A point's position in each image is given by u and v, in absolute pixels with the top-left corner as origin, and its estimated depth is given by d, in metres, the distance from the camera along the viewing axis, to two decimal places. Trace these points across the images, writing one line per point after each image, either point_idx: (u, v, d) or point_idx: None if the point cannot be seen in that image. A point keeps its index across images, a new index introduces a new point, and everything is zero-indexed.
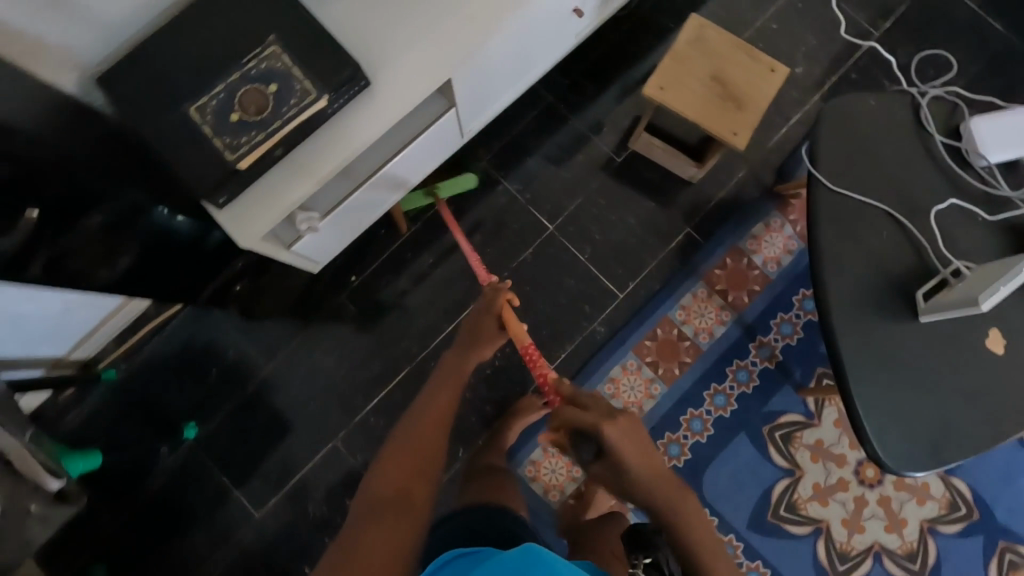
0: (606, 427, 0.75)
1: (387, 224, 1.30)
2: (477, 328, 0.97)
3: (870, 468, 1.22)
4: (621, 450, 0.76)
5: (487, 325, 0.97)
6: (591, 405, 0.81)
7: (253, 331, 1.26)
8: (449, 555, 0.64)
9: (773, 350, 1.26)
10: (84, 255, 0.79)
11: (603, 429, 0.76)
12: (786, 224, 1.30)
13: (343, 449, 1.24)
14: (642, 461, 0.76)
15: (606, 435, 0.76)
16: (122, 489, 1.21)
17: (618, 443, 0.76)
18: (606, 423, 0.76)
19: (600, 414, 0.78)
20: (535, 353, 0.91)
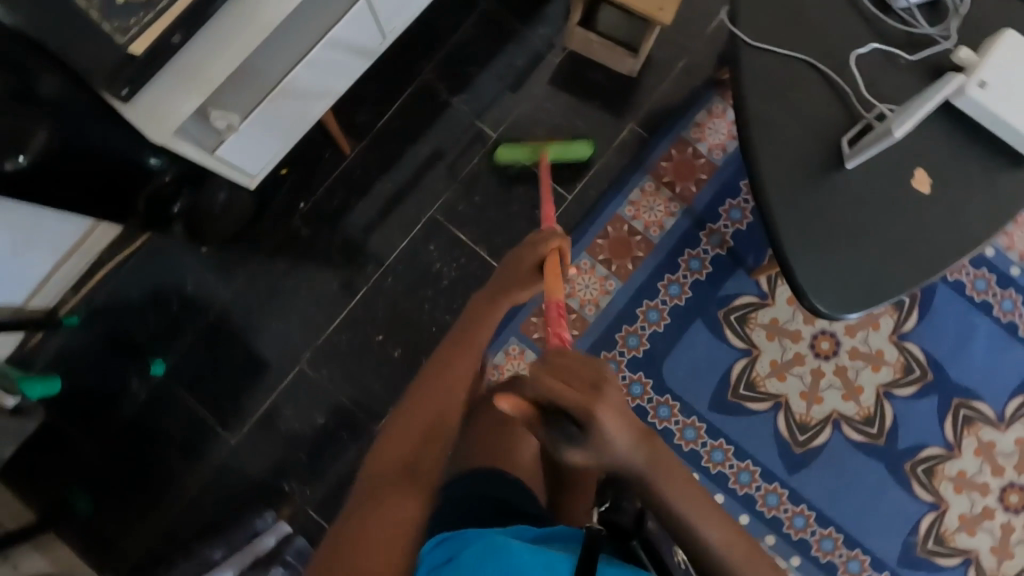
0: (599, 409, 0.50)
1: (332, 146, 1.29)
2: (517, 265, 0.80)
3: (825, 341, 1.25)
4: (614, 438, 0.52)
5: (526, 264, 0.79)
6: (570, 365, 0.52)
7: (208, 266, 1.27)
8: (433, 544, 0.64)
9: (724, 237, 1.27)
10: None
11: (595, 414, 0.50)
12: (728, 108, 1.29)
13: (309, 371, 1.26)
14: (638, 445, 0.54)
15: (598, 421, 0.50)
16: (99, 426, 1.24)
17: (613, 430, 0.51)
18: (599, 403, 0.50)
19: (591, 393, 0.50)
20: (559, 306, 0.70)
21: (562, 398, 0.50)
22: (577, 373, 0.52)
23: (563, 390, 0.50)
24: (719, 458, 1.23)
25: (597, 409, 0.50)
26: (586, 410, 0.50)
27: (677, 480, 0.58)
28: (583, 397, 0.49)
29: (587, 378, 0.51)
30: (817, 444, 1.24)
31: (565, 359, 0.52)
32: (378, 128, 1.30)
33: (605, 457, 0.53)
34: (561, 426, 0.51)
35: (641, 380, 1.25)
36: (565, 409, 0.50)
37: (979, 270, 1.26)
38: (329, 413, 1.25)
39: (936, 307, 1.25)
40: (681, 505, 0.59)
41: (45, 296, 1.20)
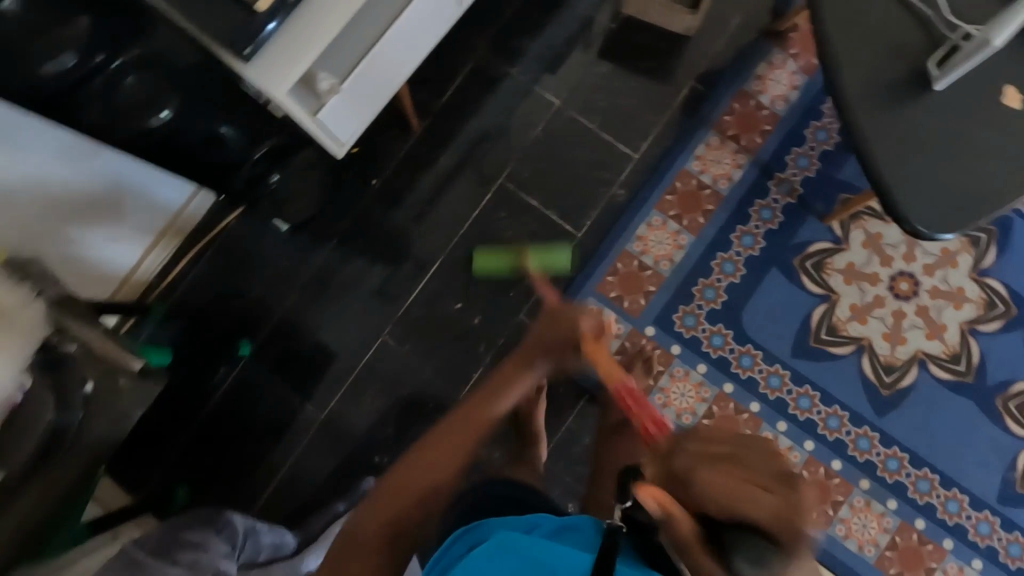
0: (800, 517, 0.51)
1: (398, 123, 1.32)
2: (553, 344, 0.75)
3: (904, 282, 1.25)
4: (801, 563, 0.50)
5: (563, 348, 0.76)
6: (753, 477, 0.55)
7: (289, 246, 1.31)
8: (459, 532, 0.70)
9: (793, 185, 1.28)
10: (133, 100, 0.84)
11: (786, 522, 0.51)
12: (788, 59, 1.30)
13: (392, 342, 1.28)
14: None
15: (794, 543, 0.50)
16: (192, 409, 1.27)
17: (800, 550, 0.50)
18: (800, 512, 0.51)
19: (780, 506, 0.52)
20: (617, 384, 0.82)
21: (756, 509, 0.52)
22: (756, 478, 0.55)
23: (754, 501, 0.53)
24: (806, 405, 1.24)
25: (789, 518, 0.51)
26: (781, 516, 0.51)
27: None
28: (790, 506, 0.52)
29: (766, 486, 0.54)
30: (905, 385, 1.23)
31: (744, 465, 0.57)
32: (444, 102, 1.33)
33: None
34: (743, 542, 0.52)
35: (720, 331, 1.25)
36: (749, 516, 0.52)
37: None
38: (413, 385, 1.27)
39: (1014, 241, 1.25)
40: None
41: (130, 291, 1.25)
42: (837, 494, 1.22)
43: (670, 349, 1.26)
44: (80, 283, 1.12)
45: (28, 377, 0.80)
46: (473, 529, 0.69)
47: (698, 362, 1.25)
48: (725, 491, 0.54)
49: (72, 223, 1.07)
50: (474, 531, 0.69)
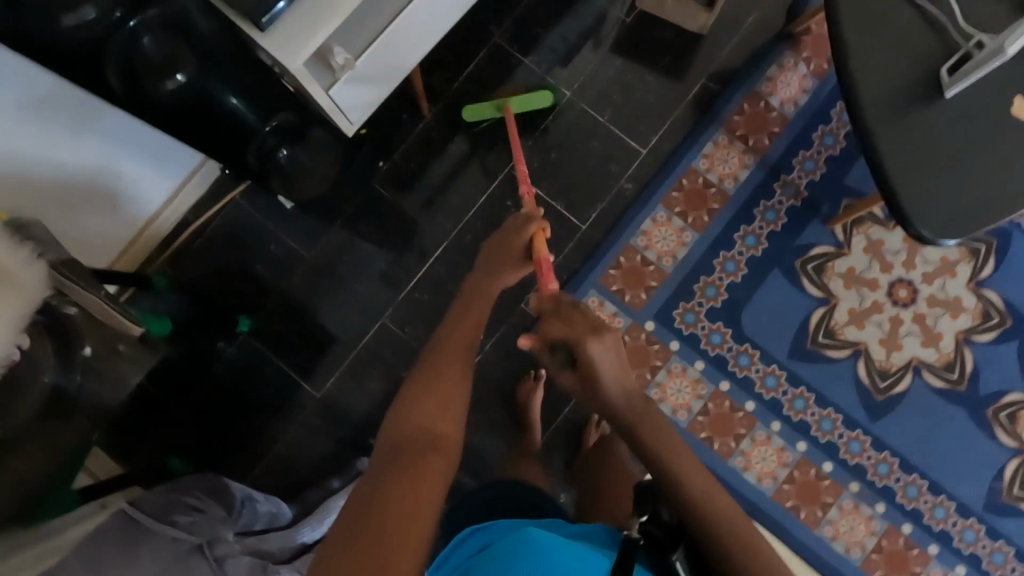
0: (591, 344, 0.70)
1: (408, 107, 1.31)
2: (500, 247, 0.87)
3: (903, 289, 1.26)
4: (600, 369, 0.70)
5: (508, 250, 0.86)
6: (575, 320, 0.73)
7: (292, 224, 1.30)
8: (469, 532, 0.72)
9: (798, 188, 1.28)
10: (154, 64, 0.83)
11: (583, 345, 0.70)
12: (800, 62, 1.31)
13: (392, 326, 1.28)
14: (621, 386, 0.71)
15: (593, 356, 0.70)
16: (188, 383, 1.26)
17: (597, 361, 0.70)
18: (591, 339, 0.70)
19: (577, 330, 0.72)
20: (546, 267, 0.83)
21: (566, 335, 0.72)
22: (581, 325, 0.72)
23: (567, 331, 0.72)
24: (801, 406, 1.24)
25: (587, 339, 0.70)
26: (580, 341, 0.70)
27: (654, 424, 0.71)
28: (583, 333, 0.71)
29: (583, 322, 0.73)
30: (899, 391, 1.24)
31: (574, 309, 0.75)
32: (455, 88, 1.33)
33: (594, 387, 0.71)
34: (560, 353, 0.73)
35: (720, 329, 1.26)
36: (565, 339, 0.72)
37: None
38: (412, 368, 1.27)
39: (1013, 252, 1.26)
40: (655, 440, 0.69)
41: (132, 262, 1.24)
42: (828, 496, 1.23)
43: (669, 344, 1.26)
44: (79, 248, 1.11)
45: (27, 337, 0.76)
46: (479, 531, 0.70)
47: (696, 358, 1.25)
48: (552, 326, 0.74)
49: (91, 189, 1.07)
50: (484, 532, 0.69)
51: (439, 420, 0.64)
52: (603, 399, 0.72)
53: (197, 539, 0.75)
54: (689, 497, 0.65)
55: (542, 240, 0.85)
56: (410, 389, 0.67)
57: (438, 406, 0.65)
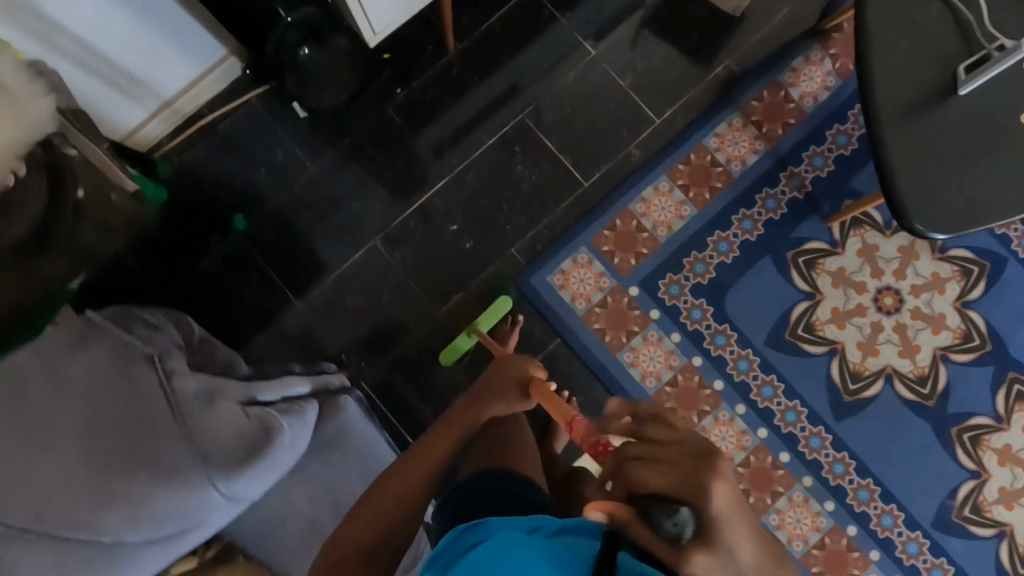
0: (718, 484, 0.48)
1: (435, 39, 1.32)
2: (489, 386, 0.85)
3: (888, 297, 1.26)
4: (730, 521, 0.49)
5: (505, 384, 0.84)
6: (669, 450, 0.52)
7: (301, 134, 1.31)
8: (457, 530, 0.68)
9: (803, 181, 1.29)
10: None
11: (704, 490, 0.48)
12: (826, 58, 1.31)
13: (382, 250, 1.30)
14: (751, 539, 0.51)
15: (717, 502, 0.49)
16: (174, 270, 1.28)
17: (726, 514, 0.49)
18: (711, 471, 0.49)
19: (690, 474, 0.49)
20: (576, 422, 0.76)
21: (668, 478, 0.49)
22: (682, 456, 0.51)
23: (666, 470, 0.50)
24: (768, 394, 1.25)
25: (707, 481, 0.49)
26: (699, 488, 0.48)
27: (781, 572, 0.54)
28: (699, 471, 0.49)
29: (684, 451, 0.51)
30: (867, 396, 1.25)
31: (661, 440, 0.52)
32: (483, 28, 1.33)
33: (725, 551, 0.50)
34: (662, 518, 0.48)
35: (702, 306, 1.27)
36: (665, 491, 0.49)
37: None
38: (395, 294, 1.29)
39: (1003, 279, 1.26)
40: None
41: (143, 140, 1.26)
42: (779, 486, 1.23)
43: (649, 312, 1.27)
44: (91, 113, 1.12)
45: (23, 166, 0.77)
46: (469, 529, 0.67)
47: (673, 330, 1.26)
48: (644, 475, 0.50)
49: (121, 54, 1.08)
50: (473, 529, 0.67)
51: (392, 514, 0.73)
52: (735, 575, 0.51)
53: (149, 349, 0.72)
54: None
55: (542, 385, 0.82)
56: (360, 504, 0.76)
57: (391, 517, 0.73)
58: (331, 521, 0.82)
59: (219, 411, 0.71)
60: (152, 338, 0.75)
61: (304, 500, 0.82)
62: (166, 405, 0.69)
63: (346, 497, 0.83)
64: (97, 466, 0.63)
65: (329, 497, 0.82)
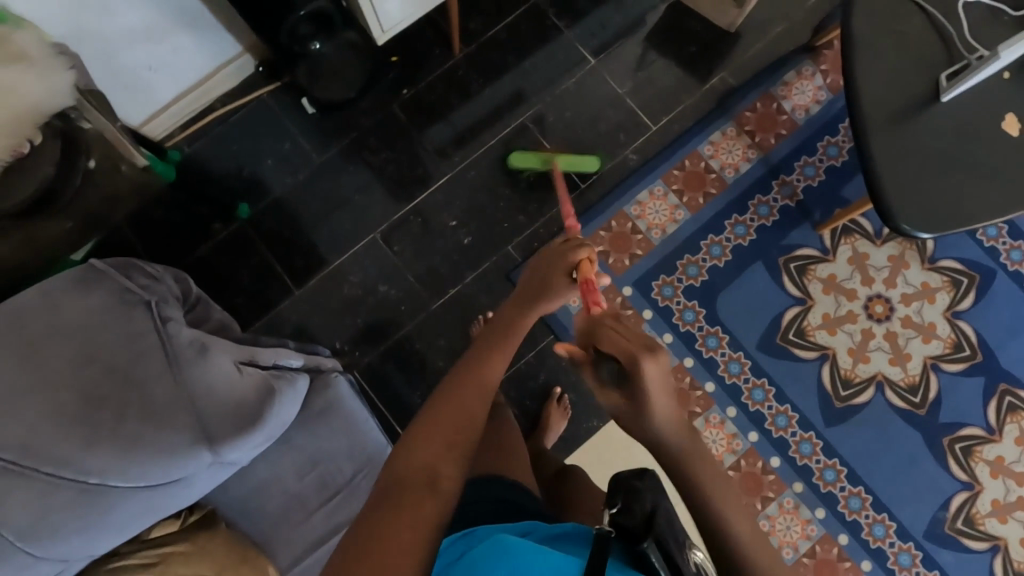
0: (645, 360, 0.60)
1: (442, 44, 1.38)
2: (541, 270, 0.81)
3: (879, 305, 1.28)
4: (654, 399, 0.61)
5: (555, 271, 0.79)
6: (627, 331, 0.64)
7: (308, 128, 1.35)
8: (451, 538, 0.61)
9: (795, 189, 1.32)
10: None
11: (636, 365, 0.60)
12: (818, 73, 1.36)
13: (381, 242, 1.32)
14: (673, 421, 0.62)
15: (643, 374, 0.60)
16: (177, 254, 1.31)
17: (651, 385, 0.60)
18: (647, 354, 0.60)
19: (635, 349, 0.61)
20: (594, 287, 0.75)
21: (613, 344, 0.62)
22: (629, 337, 0.63)
23: (615, 340, 0.63)
24: (759, 398, 1.25)
25: (644, 360, 0.60)
26: (633, 357, 0.61)
27: (703, 466, 0.62)
28: (635, 347, 0.61)
29: (637, 335, 0.63)
30: (858, 403, 1.25)
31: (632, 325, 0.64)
32: (489, 35, 1.39)
33: (637, 413, 0.61)
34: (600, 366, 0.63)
35: (694, 308, 1.28)
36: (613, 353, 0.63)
37: (1016, 243, 1.29)
38: (392, 285, 1.31)
39: (993, 291, 1.28)
40: (702, 476, 0.61)
41: (157, 128, 1.30)
42: (769, 490, 1.22)
43: (642, 313, 1.28)
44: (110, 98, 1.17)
45: (38, 135, 0.81)
46: (464, 538, 0.60)
47: (665, 330, 1.28)
48: (604, 336, 0.64)
49: (140, 42, 1.12)
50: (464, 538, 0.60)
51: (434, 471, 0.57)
52: (648, 434, 0.62)
53: (147, 296, 0.72)
54: (730, 538, 0.59)
55: (589, 268, 0.77)
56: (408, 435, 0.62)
57: (444, 451, 0.60)
58: (315, 491, 0.82)
59: (213, 364, 0.72)
60: (151, 286, 0.74)
61: (289, 469, 0.82)
62: (161, 356, 0.70)
63: (330, 469, 0.83)
64: (84, 412, 0.64)
65: (315, 469, 0.83)
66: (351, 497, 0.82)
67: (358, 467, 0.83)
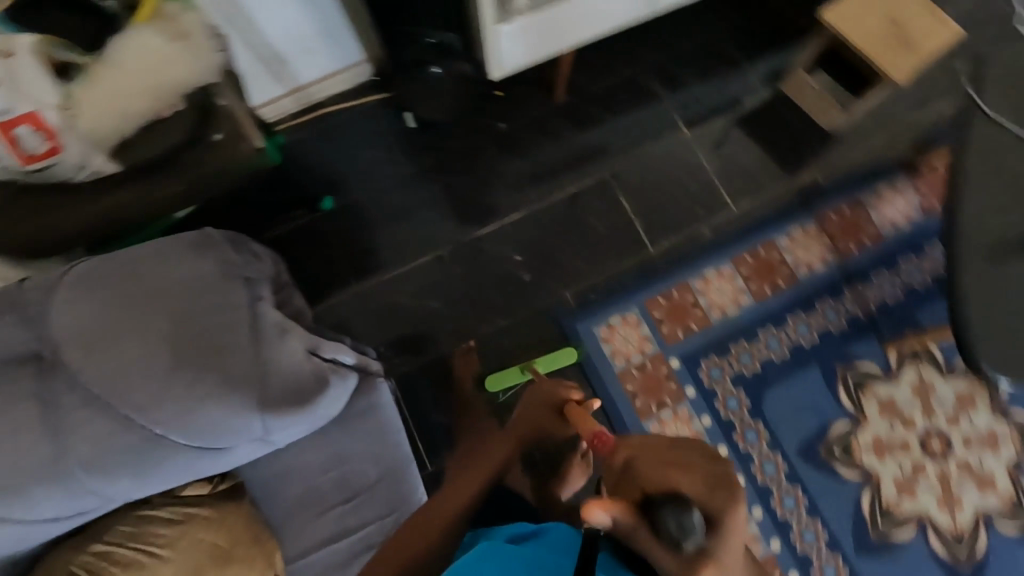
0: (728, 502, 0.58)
1: (545, 88, 1.43)
2: (530, 405, 0.93)
3: (936, 441, 1.21)
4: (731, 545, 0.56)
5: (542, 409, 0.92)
6: (687, 467, 0.64)
7: (403, 140, 1.43)
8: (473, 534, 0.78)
9: (867, 301, 1.29)
10: None
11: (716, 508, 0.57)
12: (912, 191, 1.34)
13: (444, 261, 1.37)
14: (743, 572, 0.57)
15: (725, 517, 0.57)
16: (256, 229, 1.39)
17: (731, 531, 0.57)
18: (724, 494, 0.59)
19: (708, 492, 0.59)
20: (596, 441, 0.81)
21: (680, 486, 0.60)
22: (693, 475, 0.62)
23: (682, 480, 0.61)
24: (789, 506, 1.20)
25: (721, 500, 0.58)
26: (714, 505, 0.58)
27: None
28: (712, 493, 0.59)
29: (701, 473, 0.62)
30: (896, 539, 1.17)
31: (677, 446, 0.67)
32: (592, 89, 1.44)
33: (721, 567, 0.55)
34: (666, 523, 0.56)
35: (738, 396, 1.25)
36: (678, 496, 0.59)
37: None
38: (445, 304, 1.34)
39: None
40: None
41: (270, 112, 1.40)
42: None
43: (685, 389, 1.26)
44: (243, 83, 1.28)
45: (182, 103, 0.91)
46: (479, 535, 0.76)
47: (705, 413, 1.25)
48: (657, 480, 0.62)
49: (278, 36, 1.22)
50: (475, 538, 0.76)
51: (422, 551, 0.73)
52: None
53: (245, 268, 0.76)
54: None
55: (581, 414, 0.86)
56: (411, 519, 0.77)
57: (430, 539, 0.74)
58: (336, 489, 0.84)
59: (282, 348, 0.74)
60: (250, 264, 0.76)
61: (317, 462, 0.84)
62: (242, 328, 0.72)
63: (355, 470, 0.85)
64: (168, 372, 0.67)
65: (341, 467, 0.84)
66: (369, 501, 0.84)
67: (380, 474, 0.85)
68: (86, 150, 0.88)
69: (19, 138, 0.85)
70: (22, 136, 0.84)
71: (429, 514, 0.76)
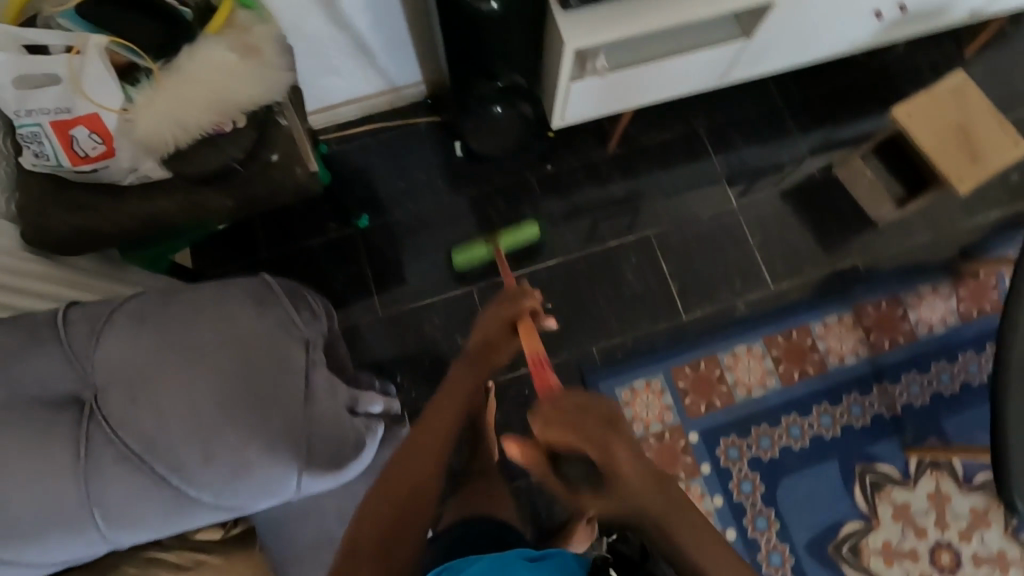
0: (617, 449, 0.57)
1: (599, 137, 1.41)
2: (483, 334, 0.78)
3: (945, 554, 1.19)
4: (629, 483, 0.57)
5: (494, 333, 0.78)
6: (584, 415, 0.60)
7: (448, 168, 1.40)
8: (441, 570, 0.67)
9: (894, 401, 1.27)
10: None
11: (610, 461, 0.57)
12: (953, 296, 1.33)
13: (474, 297, 1.34)
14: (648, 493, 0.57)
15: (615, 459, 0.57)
16: (287, 236, 1.35)
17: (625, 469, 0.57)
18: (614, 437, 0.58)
19: (597, 436, 0.58)
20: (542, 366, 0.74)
21: (576, 439, 0.59)
22: (586, 419, 0.60)
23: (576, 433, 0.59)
24: None
25: (613, 445, 0.58)
26: (602, 445, 0.58)
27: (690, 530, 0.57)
28: (602, 433, 0.58)
29: (596, 416, 0.60)
30: None
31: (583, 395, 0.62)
32: (646, 144, 1.42)
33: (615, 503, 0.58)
34: (575, 464, 0.61)
35: (753, 480, 1.23)
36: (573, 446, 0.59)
37: None
38: None
39: None
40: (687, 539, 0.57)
41: (317, 120, 1.37)
42: None
43: (700, 465, 1.24)
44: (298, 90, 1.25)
45: (243, 119, 0.87)
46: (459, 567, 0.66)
47: (717, 492, 1.22)
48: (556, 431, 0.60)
49: (341, 50, 1.19)
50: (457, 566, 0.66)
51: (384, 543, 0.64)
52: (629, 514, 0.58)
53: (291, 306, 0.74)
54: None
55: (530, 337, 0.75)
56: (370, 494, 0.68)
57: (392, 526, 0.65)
58: None
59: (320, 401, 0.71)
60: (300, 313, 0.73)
61: (331, 509, 0.80)
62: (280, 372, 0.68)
63: None
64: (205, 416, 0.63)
65: None
66: None
67: None
68: (136, 153, 0.83)
69: (74, 139, 0.80)
70: (77, 137, 0.80)
71: (394, 474, 0.68)
